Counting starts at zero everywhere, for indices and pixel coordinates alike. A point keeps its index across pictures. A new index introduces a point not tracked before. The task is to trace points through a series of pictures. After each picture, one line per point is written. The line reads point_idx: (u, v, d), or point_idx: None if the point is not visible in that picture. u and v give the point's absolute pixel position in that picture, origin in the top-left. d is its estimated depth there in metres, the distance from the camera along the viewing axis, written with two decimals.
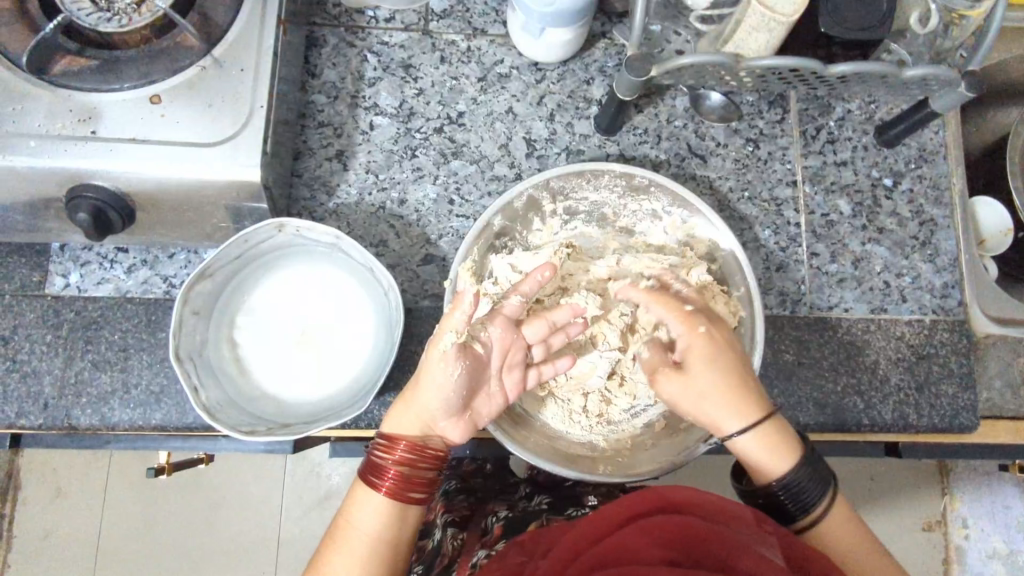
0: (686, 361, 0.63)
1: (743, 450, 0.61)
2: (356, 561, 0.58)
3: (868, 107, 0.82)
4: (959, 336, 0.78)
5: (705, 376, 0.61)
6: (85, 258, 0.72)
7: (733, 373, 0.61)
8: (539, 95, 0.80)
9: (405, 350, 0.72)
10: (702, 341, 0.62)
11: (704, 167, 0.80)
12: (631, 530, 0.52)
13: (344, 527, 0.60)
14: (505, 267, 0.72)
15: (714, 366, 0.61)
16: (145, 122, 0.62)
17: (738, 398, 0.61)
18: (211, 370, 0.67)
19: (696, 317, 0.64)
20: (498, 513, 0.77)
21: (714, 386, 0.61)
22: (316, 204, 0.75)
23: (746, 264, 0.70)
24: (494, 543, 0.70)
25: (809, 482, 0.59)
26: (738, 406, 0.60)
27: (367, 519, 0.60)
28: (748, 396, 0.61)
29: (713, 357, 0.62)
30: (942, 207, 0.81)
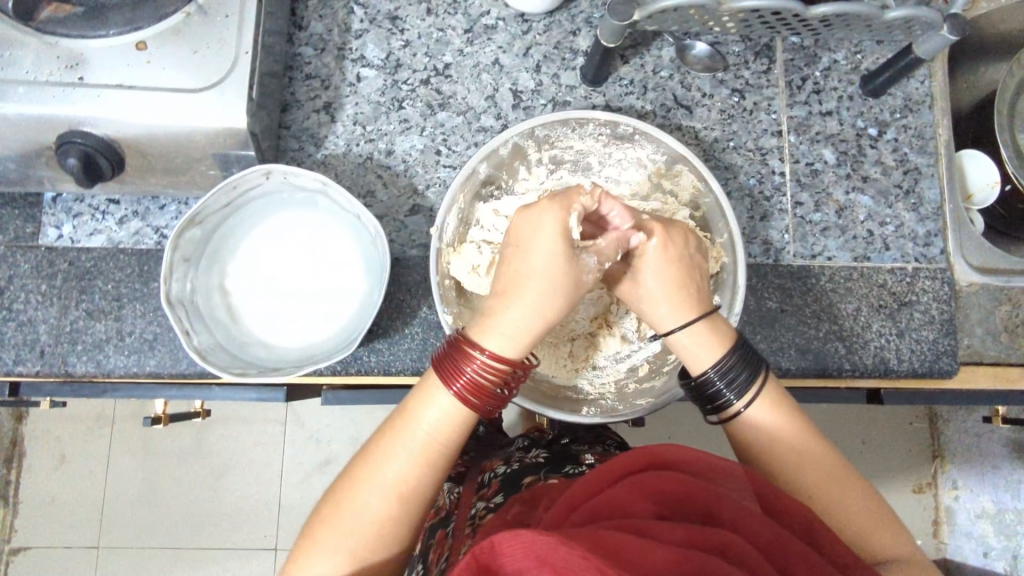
0: (641, 267, 0.65)
1: (680, 341, 0.64)
2: (388, 490, 0.57)
3: (854, 57, 0.82)
4: (941, 284, 0.79)
5: (655, 277, 0.64)
6: (77, 209, 0.73)
7: (679, 276, 0.64)
8: (525, 47, 0.80)
9: (393, 298, 0.73)
10: (657, 252, 0.64)
11: (690, 118, 0.80)
12: (624, 485, 0.53)
13: (372, 453, 0.59)
14: (488, 212, 0.74)
15: (665, 269, 0.64)
16: (132, 68, 0.62)
17: (682, 295, 0.64)
18: (203, 315, 0.68)
19: (655, 228, 0.65)
20: (495, 469, 0.79)
21: (664, 287, 0.64)
22: (304, 155, 0.76)
23: (729, 208, 0.71)
24: (492, 496, 0.73)
25: (736, 369, 0.61)
26: (682, 302, 0.64)
27: (423, 433, 0.59)
28: (689, 297, 0.64)
29: (666, 262, 0.64)
30: (926, 156, 0.82)
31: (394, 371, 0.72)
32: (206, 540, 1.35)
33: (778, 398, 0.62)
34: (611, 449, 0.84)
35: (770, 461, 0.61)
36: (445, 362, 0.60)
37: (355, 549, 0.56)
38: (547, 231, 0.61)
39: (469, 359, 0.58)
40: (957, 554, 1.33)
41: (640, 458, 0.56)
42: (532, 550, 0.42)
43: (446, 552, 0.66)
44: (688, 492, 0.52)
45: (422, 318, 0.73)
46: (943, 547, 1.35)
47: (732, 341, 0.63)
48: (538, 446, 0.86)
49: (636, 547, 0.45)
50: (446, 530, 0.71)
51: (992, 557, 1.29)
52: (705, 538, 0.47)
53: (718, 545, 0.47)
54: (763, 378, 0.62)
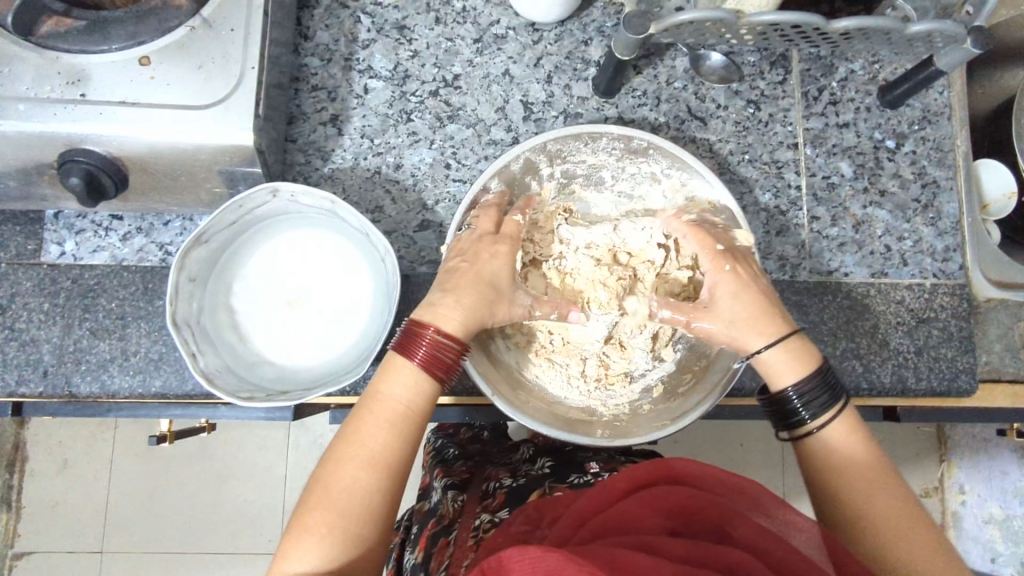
0: (715, 295, 0.66)
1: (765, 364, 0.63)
2: (364, 461, 0.56)
3: (871, 67, 0.81)
4: (959, 300, 0.78)
5: (729, 303, 0.64)
6: (79, 225, 0.72)
7: (759, 304, 0.64)
8: (536, 56, 0.78)
9: (403, 317, 0.72)
10: (726, 278, 0.65)
11: (704, 130, 0.79)
12: (635, 500, 0.52)
13: (347, 432, 0.58)
14: None
15: (737, 297, 0.64)
16: (136, 84, 0.61)
17: (765, 321, 0.63)
18: (210, 336, 0.67)
19: (725, 257, 0.66)
20: (501, 479, 0.79)
21: (741, 312, 0.64)
22: (311, 170, 0.74)
23: (744, 222, 0.69)
24: (496, 508, 0.73)
25: (819, 395, 0.60)
26: (761, 327, 0.63)
27: (391, 401, 0.58)
28: (773, 322, 0.63)
29: (737, 288, 0.65)
30: (945, 169, 0.80)
31: None
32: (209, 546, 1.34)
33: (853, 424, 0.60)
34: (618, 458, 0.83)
35: (838, 489, 0.58)
36: (401, 342, 0.61)
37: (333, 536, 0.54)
38: (506, 262, 0.66)
39: (422, 337, 0.59)
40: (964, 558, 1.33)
41: (654, 470, 0.55)
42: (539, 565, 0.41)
43: (447, 563, 0.67)
44: (701, 508, 0.52)
45: None
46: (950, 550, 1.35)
47: (821, 366, 0.61)
48: (544, 451, 0.86)
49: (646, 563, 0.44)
50: (447, 538, 0.71)
51: (998, 563, 1.30)
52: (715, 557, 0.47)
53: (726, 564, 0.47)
54: (842, 405, 0.60)
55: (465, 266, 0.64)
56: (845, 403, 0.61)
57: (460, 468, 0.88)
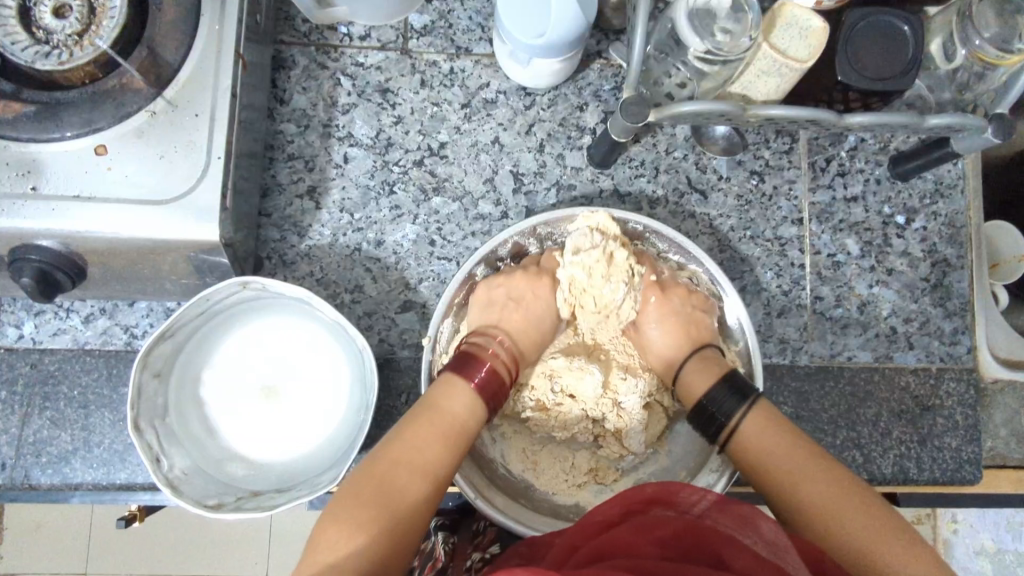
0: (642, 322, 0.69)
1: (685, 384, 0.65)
2: (415, 469, 0.55)
3: (882, 136, 0.76)
4: (966, 386, 0.74)
5: (648, 314, 0.68)
6: (39, 306, 0.67)
7: (680, 319, 0.67)
8: (527, 123, 0.74)
9: (382, 405, 0.68)
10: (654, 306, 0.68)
11: (704, 203, 0.74)
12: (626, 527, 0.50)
13: (398, 439, 0.56)
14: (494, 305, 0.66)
15: (660, 315, 0.68)
16: (91, 176, 0.56)
17: (690, 345, 0.67)
18: (175, 434, 0.63)
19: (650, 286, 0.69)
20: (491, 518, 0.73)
21: (658, 320, 0.68)
22: (287, 246, 0.70)
23: (748, 324, 0.66)
24: (488, 547, 0.68)
25: (726, 396, 0.61)
26: (676, 338, 0.67)
27: (446, 414, 0.58)
28: (693, 333, 0.67)
29: (659, 304, 0.68)
30: (956, 246, 0.76)
31: None
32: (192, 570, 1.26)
33: (772, 419, 0.60)
34: None
35: (783, 502, 0.56)
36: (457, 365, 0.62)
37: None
38: (549, 308, 0.68)
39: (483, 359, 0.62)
40: None
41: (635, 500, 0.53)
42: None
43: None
44: (699, 535, 0.49)
45: None
46: None
47: (727, 372, 0.63)
48: None
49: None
50: None
51: None
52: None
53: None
54: (755, 403, 0.60)
55: (510, 305, 0.66)
56: (755, 401, 0.61)
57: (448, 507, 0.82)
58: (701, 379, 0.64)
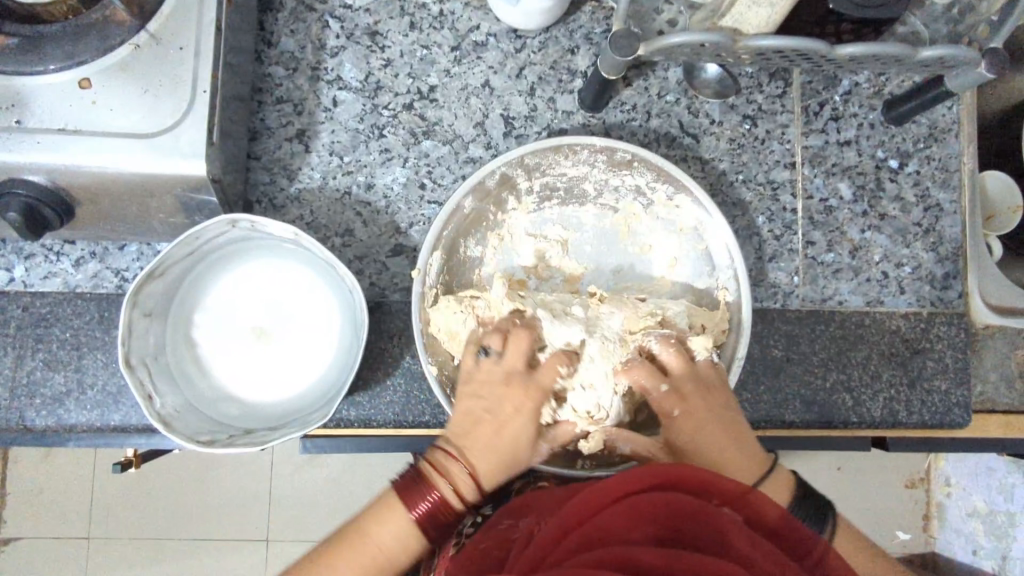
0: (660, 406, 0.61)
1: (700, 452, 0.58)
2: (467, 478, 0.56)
3: (876, 80, 0.76)
4: (957, 330, 0.74)
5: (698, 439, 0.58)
6: (28, 249, 0.68)
7: (715, 408, 0.60)
8: (518, 67, 0.73)
9: (374, 348, 0.69)
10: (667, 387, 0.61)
11: (697, 147, 0.74)
12: (617, 510, 0.45)
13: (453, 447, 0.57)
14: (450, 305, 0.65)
15: (697, 431, 0.58)
16: (77, 110, 0.56)
17: (729, 431, 0.58)
18: (167, 372, 0.63)
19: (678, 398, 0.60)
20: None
21: (715, 438, 0.57)
22: (277, 190, 0.70)
23: (734, 244, 0.66)
24: (480, 508, 0.63)
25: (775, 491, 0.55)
26: (734, 468, 0.55)
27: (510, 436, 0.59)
28: (737, 440, 0.58)
29: (700, 390, 0.61)
30: (949, 191, 0.76)
31: (375, 424, 0.68)
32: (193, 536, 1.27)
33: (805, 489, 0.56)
34: None
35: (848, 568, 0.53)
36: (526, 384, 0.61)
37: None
38: (530, 426, 0.60)
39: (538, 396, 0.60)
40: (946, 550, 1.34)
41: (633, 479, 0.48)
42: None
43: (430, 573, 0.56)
44: (696, 511, 0.45)
45: (405, 369, 0.69)
46: (933, 541, 1.36)
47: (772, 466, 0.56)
48: None
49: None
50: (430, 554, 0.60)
51: (980, 556, 1.25)
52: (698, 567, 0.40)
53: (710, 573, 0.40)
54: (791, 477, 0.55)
55: (487, 421, 0.59)
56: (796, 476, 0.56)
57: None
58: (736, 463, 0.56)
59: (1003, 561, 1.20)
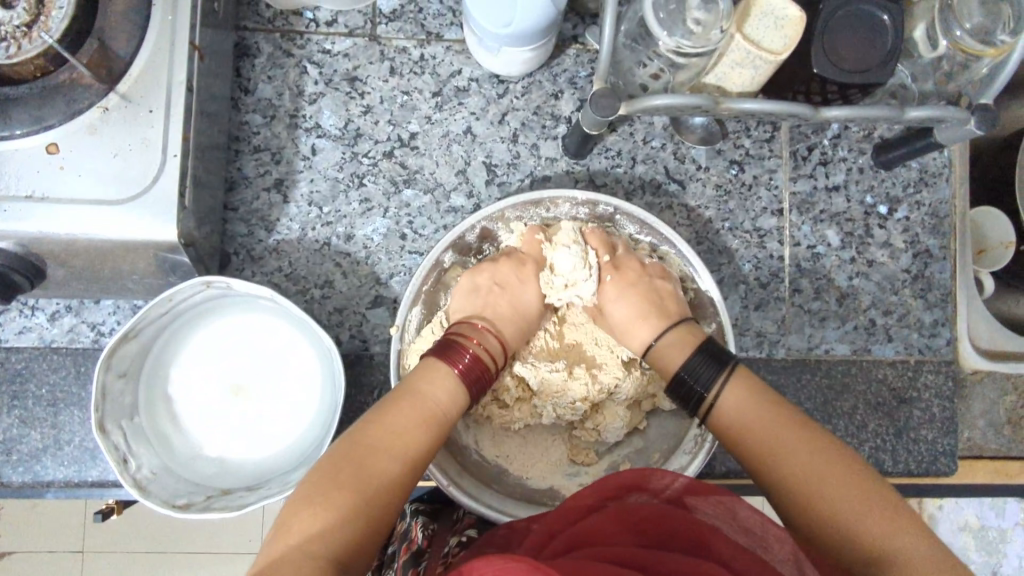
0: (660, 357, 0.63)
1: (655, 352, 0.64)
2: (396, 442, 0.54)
3: (866, 124, 0.74)
4: (944, 378, 0.74)
5: (629, 294, 0.65)
6: (2, 304, 0.66)
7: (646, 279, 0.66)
8: (500, 112, 0.71)
9: (353, 401, 0.68)
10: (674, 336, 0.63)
11: (682, 194, 0.73)
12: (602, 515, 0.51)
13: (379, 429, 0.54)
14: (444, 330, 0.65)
15: (628, 297, 0.65)
16: (44, 176, 0.54)
17: (658, 312, 0.64)
18: (142, 432, 0.63)
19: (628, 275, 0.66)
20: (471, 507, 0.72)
21: (641, 291, 0.65)
22: (255, 241, 0.69)
23: (718, 299, 0.65)
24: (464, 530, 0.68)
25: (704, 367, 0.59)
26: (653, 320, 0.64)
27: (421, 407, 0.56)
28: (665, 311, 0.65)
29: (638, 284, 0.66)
30: (938, 237, 0.75)
31: None
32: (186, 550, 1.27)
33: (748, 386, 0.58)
34: None
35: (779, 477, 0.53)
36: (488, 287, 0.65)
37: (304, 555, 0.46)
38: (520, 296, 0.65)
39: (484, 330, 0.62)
40: None
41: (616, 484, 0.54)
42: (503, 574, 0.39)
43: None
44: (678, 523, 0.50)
45: None
46: None
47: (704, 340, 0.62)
48: None
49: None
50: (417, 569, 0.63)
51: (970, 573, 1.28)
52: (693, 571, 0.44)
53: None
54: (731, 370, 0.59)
55: (496, 291, 0.65)
56: (733, 368, 0.59)
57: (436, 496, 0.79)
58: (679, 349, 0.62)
59: None
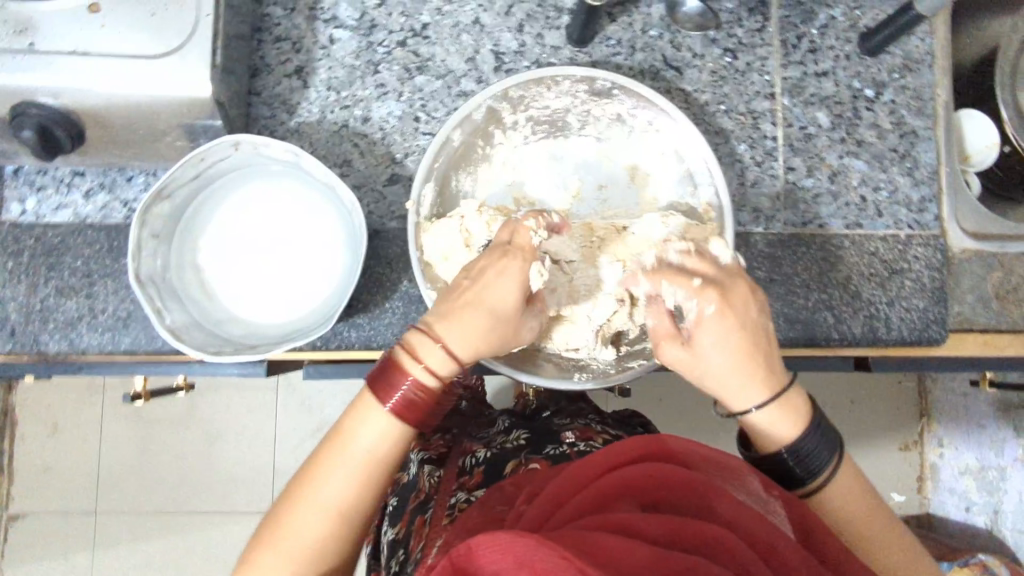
0: (697, 334, 0.57)
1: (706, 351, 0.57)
2: (378, 431, 0.54)
3: (852, 14, 0.79)
4: (933, 251, 0.78)
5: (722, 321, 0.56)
6: (40, 182, 0.70)
7: (746, 338, 0.56)
8: (507, 5, 0.76)
9: (372, 273, 0.72)
10: (716, 319, 0.56)
11: (680, 80, 0.77)
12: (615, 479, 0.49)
13: (345, 422, 0.55)
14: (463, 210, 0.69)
15: (730, 339, 0.56)
16: (85, 32, 0.58)
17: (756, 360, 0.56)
18: (174, 292, 0.66)
19: (709, 291, 0.57)
20: (476, 454, 0.74)
21: (729, 344, 0.56)
22: (277, 124, 0.73)
23: (713, 160, 0.69)
24: (473, 487, 0.68)
25: (813, 449, 0.56)
26: (757, 372, 0.56)
27: (361, 451, 0.53)
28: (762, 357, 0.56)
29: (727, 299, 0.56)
30: (923, 119, 0.79)
31: (375, 346, 0.71)
32: (198, 494, 1.28)
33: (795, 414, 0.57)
34: (596, 424, 0.80)
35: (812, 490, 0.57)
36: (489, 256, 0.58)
37: (363, 493, 0.54)
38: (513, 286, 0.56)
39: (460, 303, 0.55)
40: (941, 510, 1.33)
41: (639, 446, 0.52)
42: (509, 552, 0.36)
43: (419, 549, 0.62)
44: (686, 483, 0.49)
45: (403, 293, 0.72)
46: (927, 502, 1.35)
47: (805, 417, 0.57)
48: (521, 423, 0.81)
49: (620, 549, 0.40)
50: (423, 517, 0.67)
51: (973, 512, 1.29)
52: (695, 532, 0.43)
53: (704, 539, 0.43)
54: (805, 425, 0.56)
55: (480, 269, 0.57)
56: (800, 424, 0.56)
57: (437, 441, 0.83)
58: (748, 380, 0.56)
59: (996, 515, 1.26)
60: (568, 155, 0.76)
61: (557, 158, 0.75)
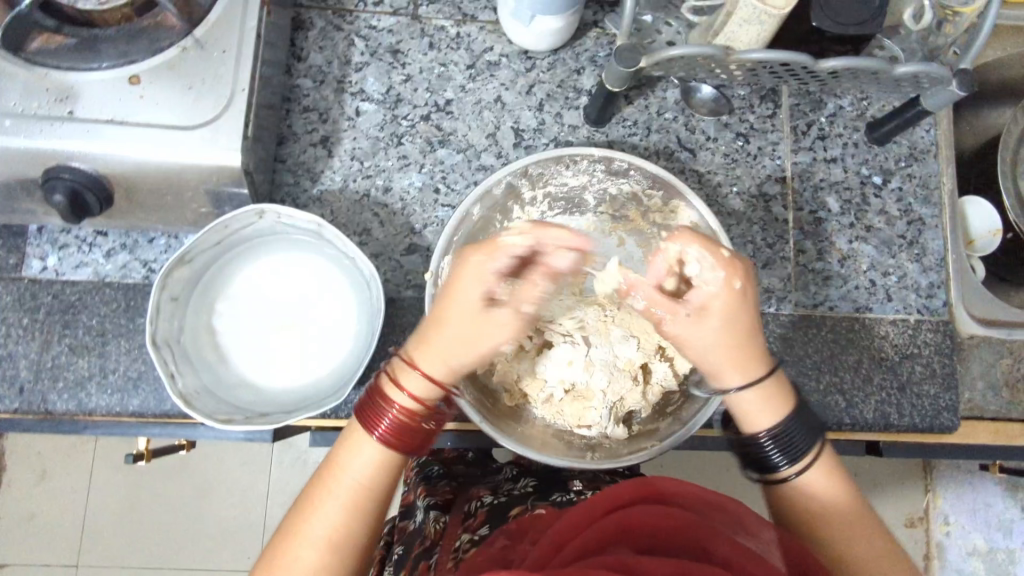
0: (706, 307, 0.59)
1: (708, 327, 0.60)
2: (370, 462, 0.60)
3: (859, 104, 0.82)
4: (943, 337, 0.78)
5: (723, 303, 0.59)
6: (63, 240, 0.71)
7: (741, 323, 0.60)
8: (528, 85, 0.79)
9: (386, 342, 0.71)
10: (731, 297, 0.59)
11: (693, 161, 0.79)
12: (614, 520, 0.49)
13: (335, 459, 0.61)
14: None
15: (724, 320, 0.59)
16: (124, 103, 0.60)
17: (745, 342, 0.60)
18: (188, 355, 0.66)
19: (735, 266, 0.59)
20: (481, 498, 0.74)
21: (726, 331, 0.59)
22: (300, 191, 0.74)
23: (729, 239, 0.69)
24: (478, 527, 0.67)
25: (793, 436, 0.61)
26: (742, 360, 0.61)
27: (351, 479, 0.60)
28: (753, 353, 0.61)
29: (743, 286, 0.59)
30: (930, 207, 0.81)
31: None
32: (186, 551, 1.24)
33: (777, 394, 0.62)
34: (604, 478, 0.79)
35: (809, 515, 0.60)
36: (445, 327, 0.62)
37: (352, 511, 0.59)
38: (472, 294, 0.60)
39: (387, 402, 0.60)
40: None
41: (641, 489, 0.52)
42: None
43: None
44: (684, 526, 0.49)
45: None
46: None
47: (790, 406, 0.62)
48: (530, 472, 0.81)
49: None
50: (428, 563, 0.66)
51: None
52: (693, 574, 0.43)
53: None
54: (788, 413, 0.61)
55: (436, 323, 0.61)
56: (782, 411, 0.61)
57: (443, 488, 0.83)
58: (742, 367, 0.61)
59: None
60: (582, 232, 0.77)
61: (572, 235, 0.77)
